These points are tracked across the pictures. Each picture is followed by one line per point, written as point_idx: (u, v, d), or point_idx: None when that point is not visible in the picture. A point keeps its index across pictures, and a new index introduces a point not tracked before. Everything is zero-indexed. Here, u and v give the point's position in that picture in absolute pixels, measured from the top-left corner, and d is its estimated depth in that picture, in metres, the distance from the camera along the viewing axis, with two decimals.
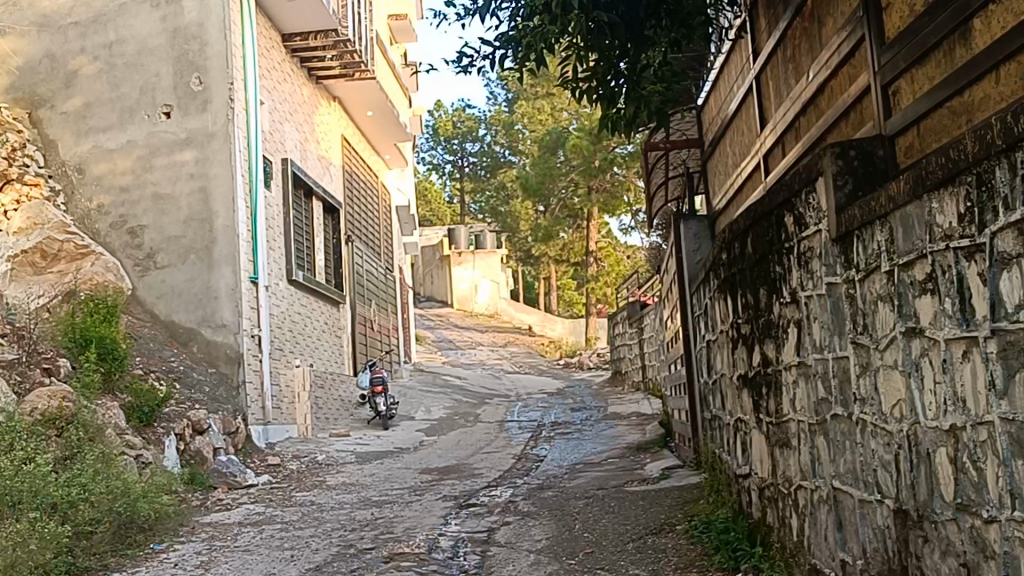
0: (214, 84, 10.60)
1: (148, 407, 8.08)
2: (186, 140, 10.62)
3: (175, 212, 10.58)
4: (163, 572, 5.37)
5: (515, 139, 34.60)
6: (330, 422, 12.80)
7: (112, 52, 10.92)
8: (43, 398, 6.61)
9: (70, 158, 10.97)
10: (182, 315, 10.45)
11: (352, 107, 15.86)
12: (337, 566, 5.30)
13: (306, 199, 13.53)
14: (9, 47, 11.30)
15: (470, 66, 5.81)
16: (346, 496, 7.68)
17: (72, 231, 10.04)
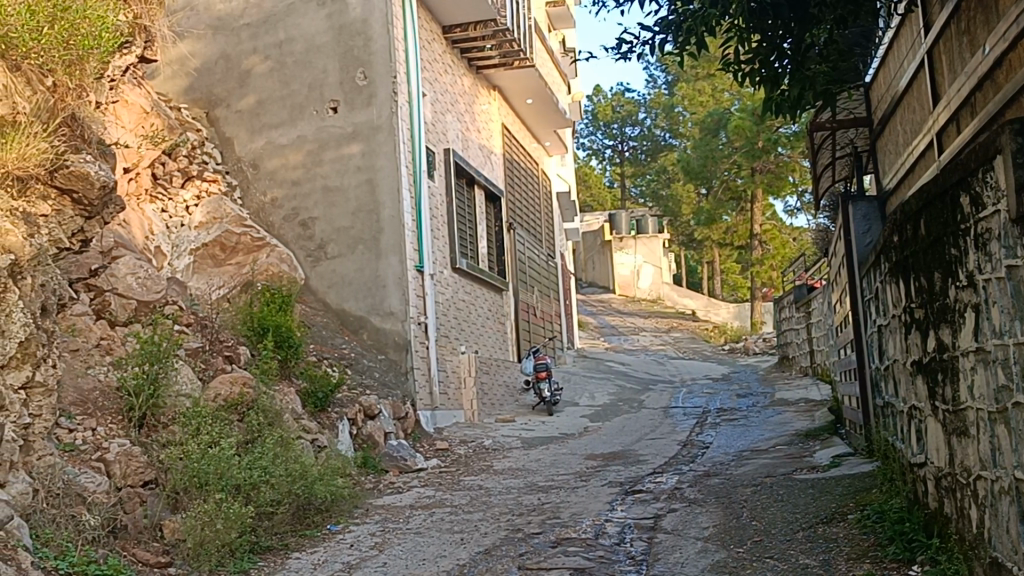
0: (379, 79, 10.85)
1: (322, 392, 8.38)
2: (353, 134, 10.92)
3: (344, 204, 10.91)
4: (341, 552, 5.59)
5: (676, 121, 34.27)
6: (497, 407, 12.99)
7: (282, 51, 11.36)
8: (225, 384, 6.86)
9: (246, 154, 11.48)
10: (352, 303, 10.78)
11: (512, 95, 16.01)
12: (505, 550, 5.39)
13: (469, 187, 13.74)
14: (188, 50, 11.91)
15: (629, 52, 5.80)
16: (514, 481, 7.80)
17: (247, 225, 10.53)
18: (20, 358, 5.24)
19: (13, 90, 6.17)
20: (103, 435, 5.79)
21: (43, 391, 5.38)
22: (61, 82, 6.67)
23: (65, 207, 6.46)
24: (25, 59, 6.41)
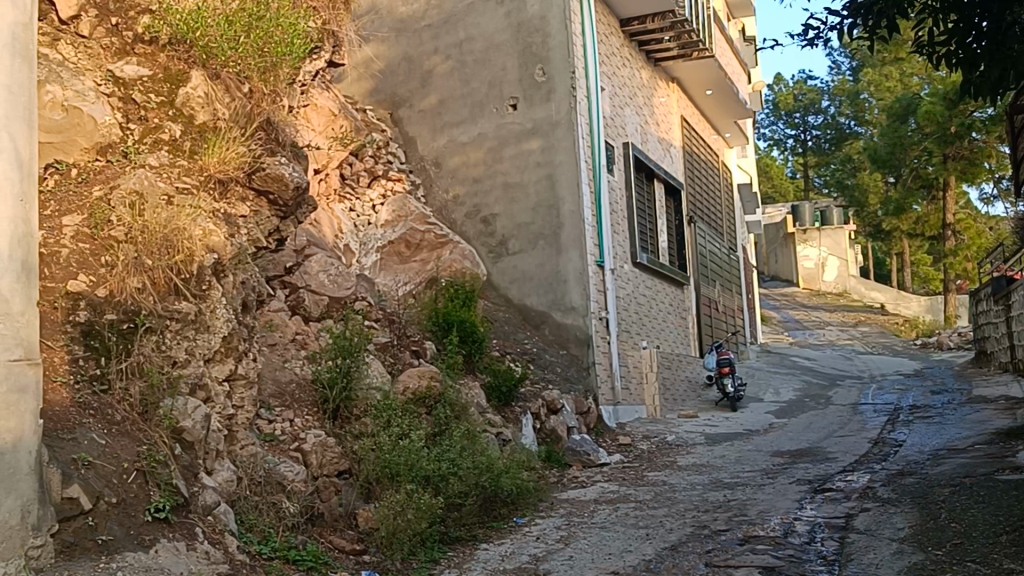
0: (557, 74, 10.90)
1: (506, 386, 8.50)
2: (533, 130, 11.01)
3: (524, 200, 11.00)
4: (528, 544, 5.66)
5: (862, 108, 33.16)
6: (679, 403, 12.86)
7: (463, 50, 11.61)
8: (413, 377, 7.04)
9: (428, 152, 11.79)
10: (534, 299, 10.86)
11: (691, 87, 15.84)
12: (692, 547, 5.35)
13: (648, 181, 13.67)
14: (373, 53, 12.38)
15: (816, 38, 5.64)
16: (698, 478, 7.72)
17: (430, 223, 10.81)
18: (223, 352, 5.50)
19: (214, 98, 6.53)
20: (300, 426, 6.05)
21: (245, 383, 5.65)
22: (257, 88, 6.95)
23: (263, 208, 6.70)
24: (225, 67, 6.74)
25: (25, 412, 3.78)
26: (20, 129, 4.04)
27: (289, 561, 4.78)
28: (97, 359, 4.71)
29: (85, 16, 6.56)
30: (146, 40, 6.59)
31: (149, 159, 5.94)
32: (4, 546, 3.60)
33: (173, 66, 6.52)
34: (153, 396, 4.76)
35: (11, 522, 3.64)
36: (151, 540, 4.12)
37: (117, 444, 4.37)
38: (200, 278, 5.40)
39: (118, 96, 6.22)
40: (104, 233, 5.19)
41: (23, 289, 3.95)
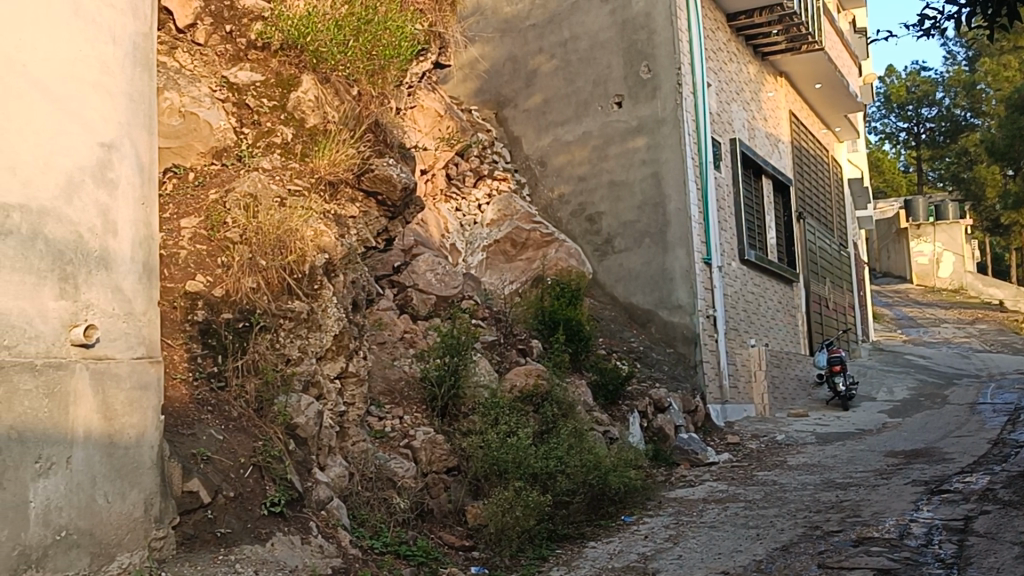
0: (663, 71, 10.75)
1: (613, 385, 8.49)
2: (639, 128, 10.92)
3: (630, 198, 10.94)
4: (636, 543, 5.65)
5: (979, 99, 32.17)
6: (788, 402, 12.66)
7: (568, 49, 11.64)
8: (520, 375, 7.09)
9: (533, 152, 11.93)
10: (640, 297, 10.82)
11: (800, 81, 15.57)
12: (804, 548, 5.27)
13: (756, 177, 13.50)
14: (478, 53, 12.62)
15: (933, 28, 5.48)
16: (809, 478, 7.59)
17: (536, 222, 10.81)
18: (334, 350, 5.61)
19: (323, 101, 6.68)
20: (409, 423, 6.15)
21: (356, 380, 5.76)
22: (365, 91, 7.07)
23: (372, 208, 6.79)
24: (334, 71, 6.90)
25: (147, 408, 3.91)
26: (140, 136, 4.17)
27: (400, 556, 4.86)
28: (214, 358, 4.86)
29: (200, 24, 6.74)
30: (259, 47, 6.76)
31: (262, 163, 6.07)
32: (128, 538, 3.71)
33: (284, 71, 6.68)
34: (267, 393, 4.87)
35: (135, 514, 3.75)
36: (267, 534, 4.21)
37: (234, 440, 4.49)
38: (312, 277, 5.51)
39: (232, 101, 6.38)
40: (220, 234, 5.33)
41: (143, 288, 4.08)
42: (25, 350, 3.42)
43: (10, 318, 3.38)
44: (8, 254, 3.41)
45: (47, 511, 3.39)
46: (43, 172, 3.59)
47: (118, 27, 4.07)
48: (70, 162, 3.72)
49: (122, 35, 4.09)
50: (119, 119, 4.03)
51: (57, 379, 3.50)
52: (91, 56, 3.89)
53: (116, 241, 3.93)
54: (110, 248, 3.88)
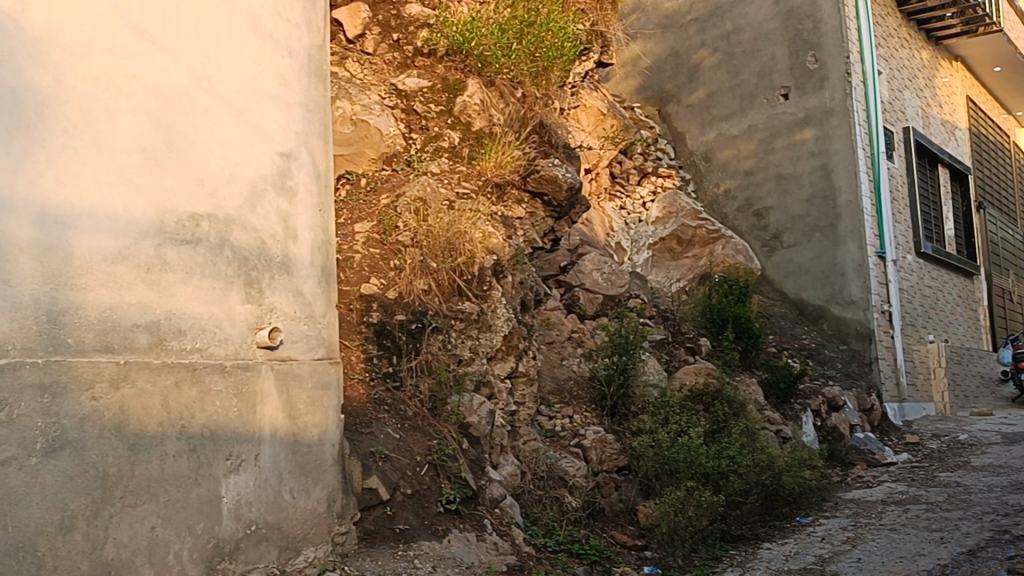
0: (830, 60, 10.45)
1: (785, 383, 8.31)
2: (806, 119, 10.65)
3: (799, 191, 10.70)
4: (813, 545, 5.53)
5: None
6: (970, 400, 12.14)
7: (731, 42, 11.46)
8: (690, 374, 7.05)
9: (698, 147, 11.84)
10: (810, 292, 10.57)
11: (977, 64, 14.92)
12: (992, 552, 5.05)
13: (932, 167, 13.01)
14: (640, 50, 12.67)
15: None
16: (996, 479, 7.26)
17: (702, 218, 10.65)
18: (505, 350, 5.69)
19: (489, 104, 6.79)
20: (580, 422, 6.21)
21: (526, 380, 5.83)
22: (530, 93, 7.15)
23: (538, 209, 6.85)
24: (499, 74, 7.00)
25: (327, 408, 4.05)
26: (316, 144, 4.32)
27: (573, 554, 4.88)
28: (389, 358, 4.98)
29: (369, 34, 6.89)
30: (425, 53, 6.90)
31: (431, 167, 6.21)
32: (313, 532, 3.86)
33: (450, 76, 6.82)
34: (441, 392, 4.98)
35: (319, 510, 3.90)
36: (444, 530, 4.31)
37: (410, 438, 4.62)
38: (482, 278, 5.61)
39: (401, 108, 6.50)
40: (392, 238, 5.46)
41: (322, 292, 4.23)
42: (215, 352, 3.58)
43: (201, 322, 3.53)
44: (200, 260, 3.57)
45: (238, 505, 3.55)
46: (228, 182, 3.75)
47: (294, 40, 4.23)
48: (252, 172, 3.88)
49: (297, 48, 4.25)
50: (296, 128, 4.18)
51: (244, 380, 3.66)
52: (270, 69, 4.05)
53: (296, 246, 4.08)
54: (290, 252, 4.04)
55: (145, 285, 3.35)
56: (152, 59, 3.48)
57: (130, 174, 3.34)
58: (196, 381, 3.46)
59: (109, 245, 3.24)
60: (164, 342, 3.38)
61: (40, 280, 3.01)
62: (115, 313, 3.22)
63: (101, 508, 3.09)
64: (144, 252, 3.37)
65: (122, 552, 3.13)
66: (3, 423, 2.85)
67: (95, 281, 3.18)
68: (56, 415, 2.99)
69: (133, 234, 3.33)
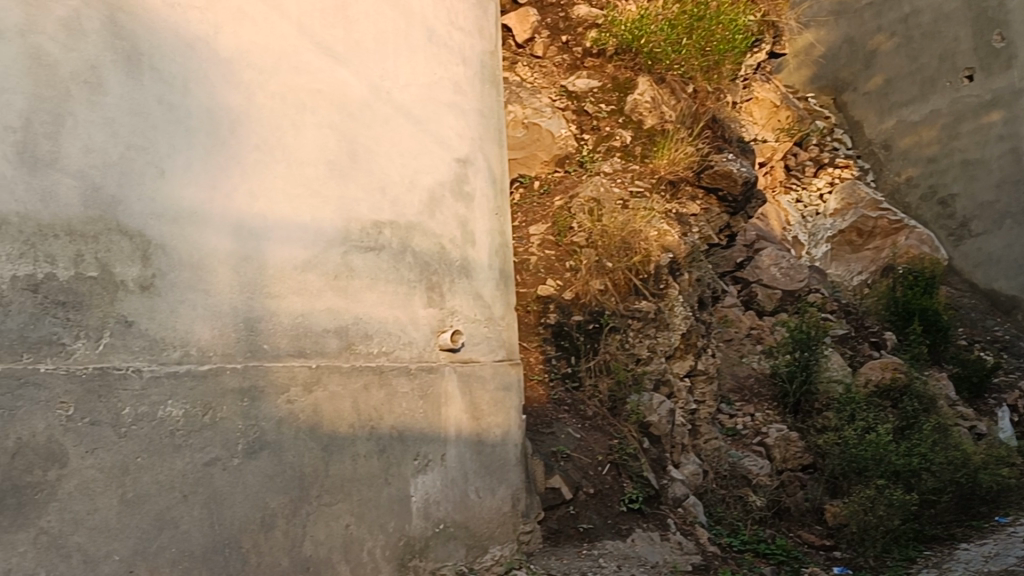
0: (1018, 37, 9.86)
1: (978, 377, 7.99)
2: (993, 102, 10.15)
3: (987, 177, 10.19)
4: (1014, 546, 5.26)
5: None
6: None
7: (909, 25, 11.06)
8: (877, 370, 6.83)
9: (877, 136, 11.47)
10: (1003, 282, 10.09)
11: None
12: None
13: None
14: (813, 39, 12.39)
15: None
16: None
17: (883, 209, 10.27)
18: (683, 349, 5.61)
19: (660, 101, 6.69)
20: (762, 420, 6.26)
21: (705, 378, 5.78)
22: (701, 88, 6.99)
23: (713, 206, 6.77)
24: (669, 70, 6.92)
25: (510, 408, 4.10)
26: (491, 149, 4.39)
27: (760, 554, 4.79)
28: (568, 359, 5.08)
29: (538, 37, 6.99)
30: (595, 54, 6.89)
31: (604, 167, 6.20)
32: (499, 531, 3.92)
33: (620, 75, 6.80)
34: (620, 392, 4.97)
35: (505, 509, 3.96)
36: (628, 530, 4.31)
37: (591, 438, 4.67)
38: (658, 276, 5.54)
39: (572, 109, 6.56)
40: (567, 239, 5.53)
41: (501, 294, 4.30)
42: (401, 355, 3.68)
43: (387, 326, 3.65)
44: (384, 266, 3.68)
45: (427, 504, 3.64)
46: (408, 189, 3.85)
47: (467, 48, 4.31)
48: (431, 179, 3.97)
49: (470, 55, 4.32)
50: (472, 134, 4.26)
51: (429, 382, 3.75)
52: (444, 78, 4.14)
53: (475, 250, 4.16)
54: (469, 256, 4.12)
55: (334, 292, 3.48)
56: (335, 74, 3.60)
57: (317, 186, 3.47)
58: (383, 384, 3.56)
59: (300, 255, 3.37)
60: (352, 346, 3.50)
61: (237, 290, 3.17)
62: (307, 319, 3.36)
63: (299, 507, 3.22)
64: (332, 260, 3.49)
65: (319, 549, 3.26)
66: (207, 426, 3.00)
67: (287, 290, 3.32)
68: (256, 418, 3.13)
69: (321, 243, 3.46)
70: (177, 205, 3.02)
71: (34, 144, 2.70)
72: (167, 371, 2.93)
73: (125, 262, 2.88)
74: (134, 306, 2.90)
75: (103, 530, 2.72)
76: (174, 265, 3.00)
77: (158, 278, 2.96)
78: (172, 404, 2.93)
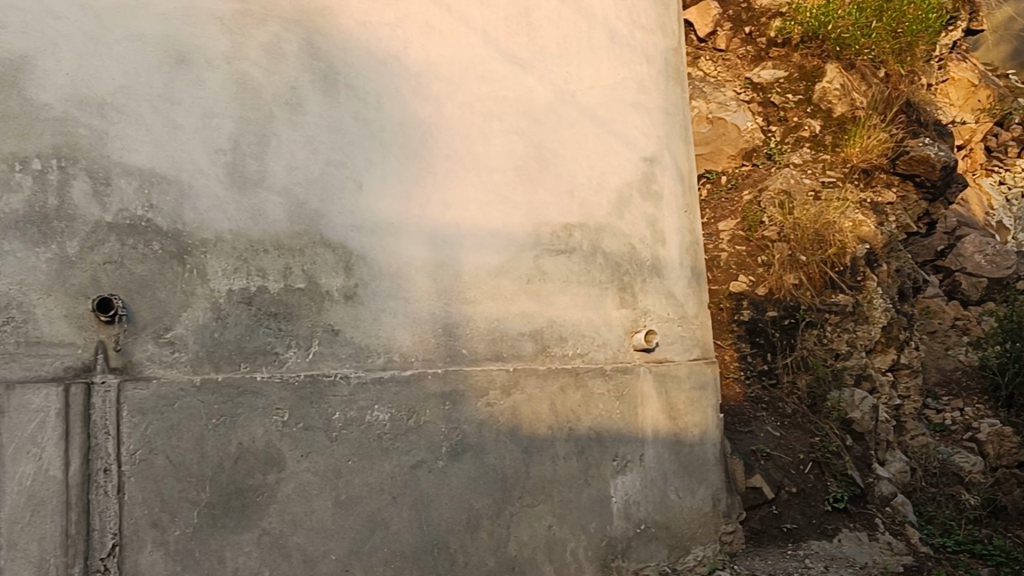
0: None
1: None
2: None
3: None
4: None
5: None
6: None
7: None
8: None
9: None
10: None
11: None
12: None
13: None
14: None
15: None
16: None
17: None
18: (885, 342, 5.42)
19: (851, 88, 6.41)
20: (972, 414, 6.06)
21: (909, 372, 5.59)
22: (894, 71, 6.77)
23: (910, 192, 6.45)
24: (858, 56, 6.61)
25: (708, 407, 4.05)
26: (678, 147, 4.33)
27: (977, 555, 4.57)
28: (764, 356, 5.00)
29: (721, 31, 6.94)
30: (780, 43, 6.69)
31: (793, 157, 6.06)
32: (700, 531, 3.88)
33: (807, 64, 6.56)
34: (820, 389, 4.88)
35: (705, 509, 3.92)
36: (834, 530, 4.19)
37: (791, 436, 4.57)
38: (855, 268, 5.35)
39: (757, 101, 6.47)
40: (759, 234, 5.43)
41: (694, 292, 4.23)
42: (596, 357, 3.69)
43: (580, 328, 3.67)
44: (576, 268, 3.70)
45: (627, 505, 3.64)
46: (597, 191, 3.84)
47: (650, 47, 4.26)
48: (619, 180, 3.95)
49: (653, 53, 4.26)
50: (658, 133, 4.21)
51: (625, 382, 3.74)
52: (629, 78, 4.11)
53: (666, 249, 4.10)
54: (660, 256, 4.07)
55: (527, 296, 3.52)
56: (520, 81, 3.65)
57: (507, 192, 3.52)
58: (579, 386, 3.58)
59: (493, 260, 3.43)
60: (548, 349, 3.54)
61: (435, 296, 3.24)
62: (503, 324, 3.41)
63: (503, 508, 3.28)
64: (525, 264, 3.54)
65: (524, 549, 3.31)
66: (412, 429, 3.08)
67: (482, 295, 3.38)
68: (458, 421, 3.20)
69: (513, 247, 3.50)
70: (374, 216, 3.12)
71: (242, 166, 2.87)
72: (373, 377, 3.03)
73: (330, 273, 3.00)
74: (340, 314, 3.01)
75: (319, 531, 2.84)
76: (375, 275, 3.10)
77: (361, 287, 3.06)
78: (379, 408, 3.02)
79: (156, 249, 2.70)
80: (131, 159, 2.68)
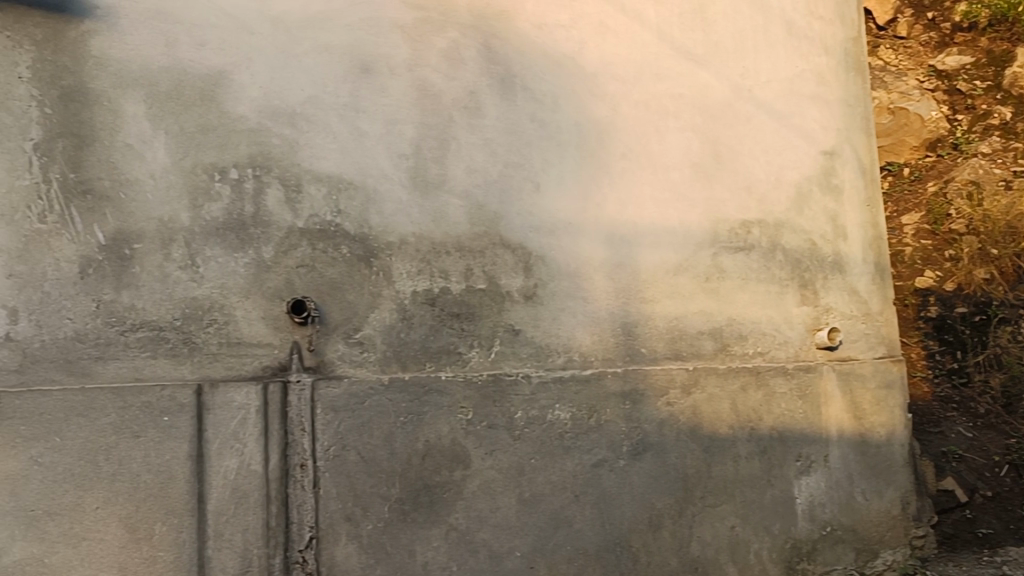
0: None
1: None
2: None
3: None
4: None
5: None
6: None
7: None
8: None
9: None
10: None
11: None
12: None
13: None
14: None
15: None
16: None
17: None
18: None
19: None
20: None
21: None
22: None
23: None
24: None
25: (896, 406, 3.89)
26: (861, 139, 4.15)
27: None
28: (953, 354, 4.79)
29: (902, 16, 6.48)
30: (966, 27, 6.18)
31: (981, 147, 5.63)
32: (890, 535, 3.75)
33: (996, 47, 6.02)
34: (1015, 388, 4.53)
35: (894, 512, 3.78)
36: None
37: (985, 438, 4.41)
38: None
39: (942, 90, 6.06)
40: (945, 227, 5.23)
41: (879, 289, 4.05)
42: (777, 355, 3.62)
43: (760, 326, 3.60)
44: (755, 266, 3.63)
45: (812, 506, 3.55)
46: (775, 187, 3.76)
47: (829, 37, 4.11)
48: (798, 174, 3.85)
49: (833, 43, 4.11)
50: (838, 126, 4.05)
51: (809, 381, 3.65)
52: (807, 70, 3.99)
53: (848, 245, 3.95)
54: (842, 253, 3.93)
55: (705, 294, 3.48)
56: (696, 77, 3.62)
57: (684, 190, 3.49)
58: (761, 385, 3.51)
59: (670, 258, 3.41)
60: (727, 348, 3.50)
61: (613, 295, 3.24)
62: (681, 322, 3.38)
63: (685, 507, 3.25)
64: (703, 262, 3.50)
65: (707, 550, 3.27)
66: (593, 428, 3.09)
67: (661, 294, 3.36)
68: (639, 420, 3.19)
69: (691, 245, 3.47)
70: (551, 217, 3.15)
71: (424, 169, 2.95)
72: (554, 376, 3.05)
73: (509, 273, 3.05)
74: (521, 314, 3.05)
75: (504, 528, 2.89)
76: (554, 275, 3.12)
77: (540, 288, 3.09)
78: (560, 408, 3.04)
79: (345, 252, 2.80)
80: (319, 166, 2.79)
